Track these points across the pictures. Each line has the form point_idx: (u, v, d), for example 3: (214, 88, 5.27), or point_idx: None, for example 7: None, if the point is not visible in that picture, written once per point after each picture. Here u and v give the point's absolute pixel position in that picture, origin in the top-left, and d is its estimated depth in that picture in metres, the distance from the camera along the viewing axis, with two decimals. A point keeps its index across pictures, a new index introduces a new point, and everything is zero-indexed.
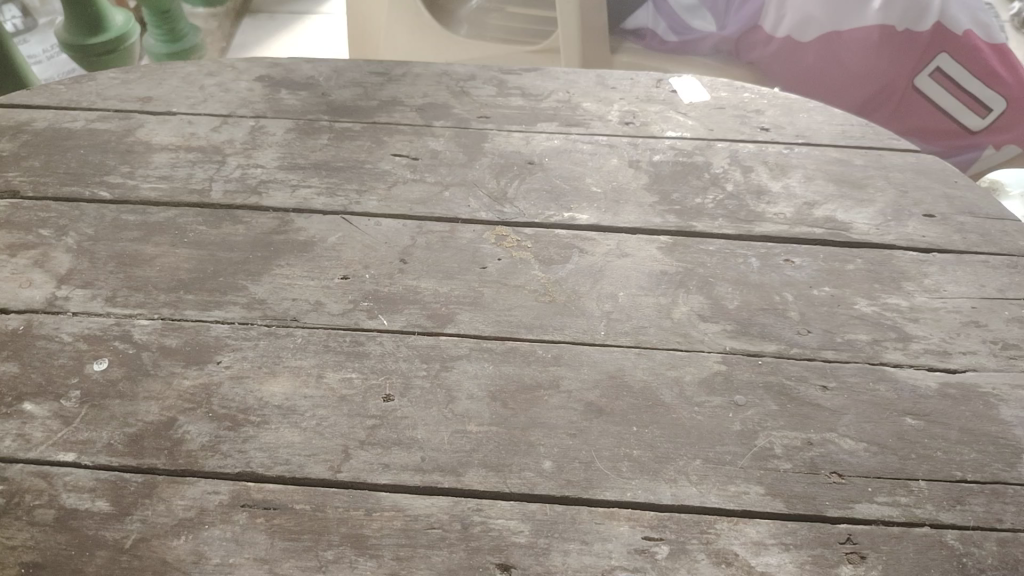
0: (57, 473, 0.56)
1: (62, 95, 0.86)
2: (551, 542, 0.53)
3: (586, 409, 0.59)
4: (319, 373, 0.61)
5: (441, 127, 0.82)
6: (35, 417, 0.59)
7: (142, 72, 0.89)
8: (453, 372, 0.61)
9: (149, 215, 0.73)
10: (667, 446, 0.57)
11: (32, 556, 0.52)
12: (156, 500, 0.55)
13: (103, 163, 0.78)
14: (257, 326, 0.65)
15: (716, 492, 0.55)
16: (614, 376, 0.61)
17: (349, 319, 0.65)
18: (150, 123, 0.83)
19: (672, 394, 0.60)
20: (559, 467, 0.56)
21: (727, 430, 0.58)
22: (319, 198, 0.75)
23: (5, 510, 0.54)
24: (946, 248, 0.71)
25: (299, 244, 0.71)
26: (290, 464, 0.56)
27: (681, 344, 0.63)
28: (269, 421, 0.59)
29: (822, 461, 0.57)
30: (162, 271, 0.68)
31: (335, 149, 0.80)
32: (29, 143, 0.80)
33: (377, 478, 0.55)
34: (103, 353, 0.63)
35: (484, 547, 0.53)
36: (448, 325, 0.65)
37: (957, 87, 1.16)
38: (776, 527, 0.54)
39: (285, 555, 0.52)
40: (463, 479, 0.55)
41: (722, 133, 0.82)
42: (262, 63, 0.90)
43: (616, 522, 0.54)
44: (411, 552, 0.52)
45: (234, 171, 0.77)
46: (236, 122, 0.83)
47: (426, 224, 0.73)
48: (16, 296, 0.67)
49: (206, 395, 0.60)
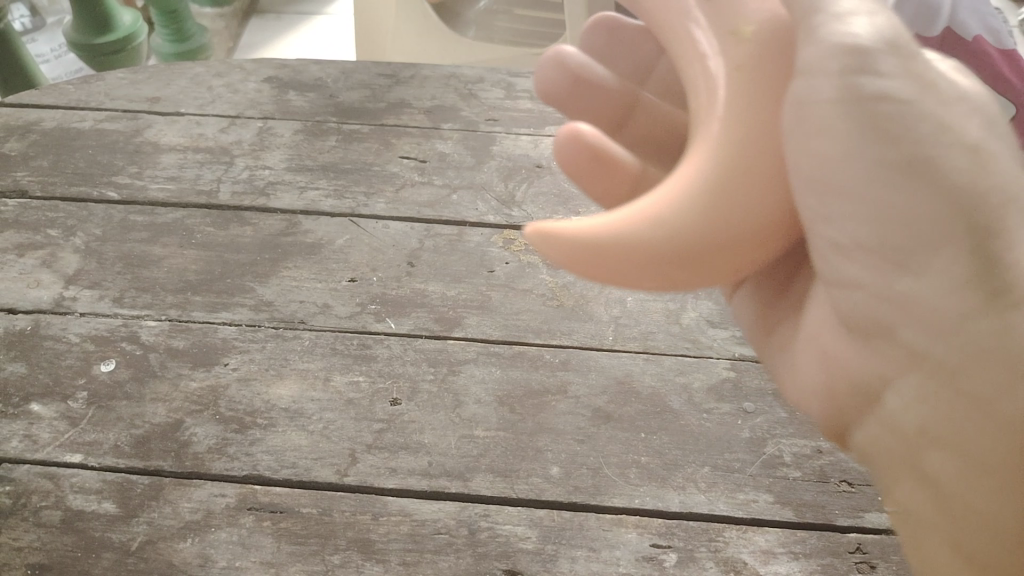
0: (63, 474, 0.56)
1: (71, 95, 0.86)
2: (559, 548, 0.53)
3: (594, 415, 0.59)
4: (327, 376, 0.61)
5: (449, 129, 0.82)
6: (42, 418, 0.59)
7: (151, 72, 0.89)
8: (460, 376, 0.61)
9: (157, 215, 0.73)
10: (675, 453, 0.57)
11: (38, 557, 0.52)
12: (163, 503, 0.54)
13: (111, 164, 0.78)
14: (264, 329, 0.64)
15: (725, 500, 0.55)
16: (622, 382, 0.61)
17: (356, 322, 0.65)
18: (159, 123, 0.83)
19: (680, 400, 0.60)
20: (567, 474, 0.56)
21: (735, 437, 0.58)
22: (327, 200, 0.75)
23: (11, 511, 0.54)
24: None
25: (307, 246, 0.71)
26: (297, 468, 0.56)
27: (689, 349, 0.63)
28: (276, 424, 0.58)
29: (832, 469, 0.56)
30: (170, 272, 0.68)
31: (344, 151, 0.80)
32: (38, 143, 0.80)
33: (385, 482, 0.55)
34: (110, 354, 0.63)
35: (491, 553, 0.52)
36: (456, 328, 0.64)
37: None
38: (785, 535, 0.53)
39: (292, 559, 0.52)
40: (471, 484, 0.55)
41: None
42: (270, 64, 0.90)
43: (624, 529, 0.53)
44: (418, 557, 0.52)
45: (242, 173, 0.77)
46: (245, 123, 0.83)
47: (435, 227, 0.72)
48: (24, 296, 0.67)
49: (214, 397, 0.60)
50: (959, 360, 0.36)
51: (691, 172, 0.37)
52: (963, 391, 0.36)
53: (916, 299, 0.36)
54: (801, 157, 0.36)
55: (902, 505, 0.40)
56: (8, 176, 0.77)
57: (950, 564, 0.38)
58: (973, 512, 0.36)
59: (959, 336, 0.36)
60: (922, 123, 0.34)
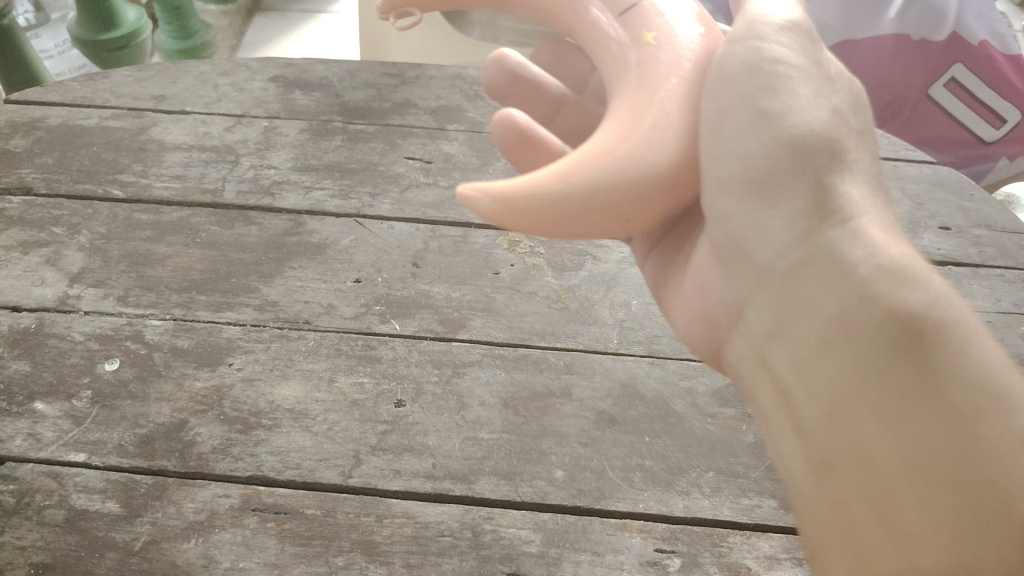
0: (67, 474, 0.56)
1: (76, 92, 0.86)
2: (563, 552, 0.53)
3: (598, 419, 0.59)
4: (331, 377, 0.61)
5: (455, 130, 0.82)
6: (46, 417, 0.59)
7: (156, 70, 0.89)
8: (465, 378, 0.61)
9: (162, 214, 0.73)
10: (680, 457, 0.57)
11: (42, 557, 0.52)
12: (166, 503, 0.54)
13: (116, 162, 0.78)
14: (269, 329, 0.64)
15: (729, 505, 0.55)
16: (626, 385, 0.61)
17: (361, 323, 0.65)
18: (164, 121, 0.82)
19: (685, 405, 0.60)
20: (571, 477, 0.56)
21: (740, 442, 0.58)
22: (332, 200, 0.75)
23: (14, 510, 0.54)
24: (962, 261, 0.71)
25: (312, 246, 0.71)
26: (301, 469, 0.56)
27: (694, 353, 0.63)
28: (281, 425, 0.58)
29: None
30: (174, 271, 0.68)
31: (349, 151, 0.79)
32: (42, 140, 0.80)
33: (389, 484, 0.55)
34: (115, 353, 0.63)
35: (495, 556, 0.52)
36: (460, 330, 0.64)
37: (970, 97, 1.14)
38: (789, 541, 0.53)
39: (296, 561, 0.52)
40: (475, 487, 0.55)
41: None
42: (275, 63, 0.90)
43: (628, 533, 0.53)
44: (422, 560, 0.52)
45: (247, 172, 0.77)
46: (250, 122, 0.83)
47: (439, 228, 0.72)
48: (28, 294, 0.67)
49: (218, 397, 0.60)
50: (798, 272, 0.41)
51: (618, 133, 0.41)
52: (799, 297, 0.41)
53: (765, 226, 0.43)
54: (683, 117, 0.43)
55: (759, 408, 0.44)
56: (12, 174, 0.77)
57: (807, 486, 0.40)
58: (806, 403, 0.40)
59: (796, 248, 0.42)
60: (776, 95, 0.43)
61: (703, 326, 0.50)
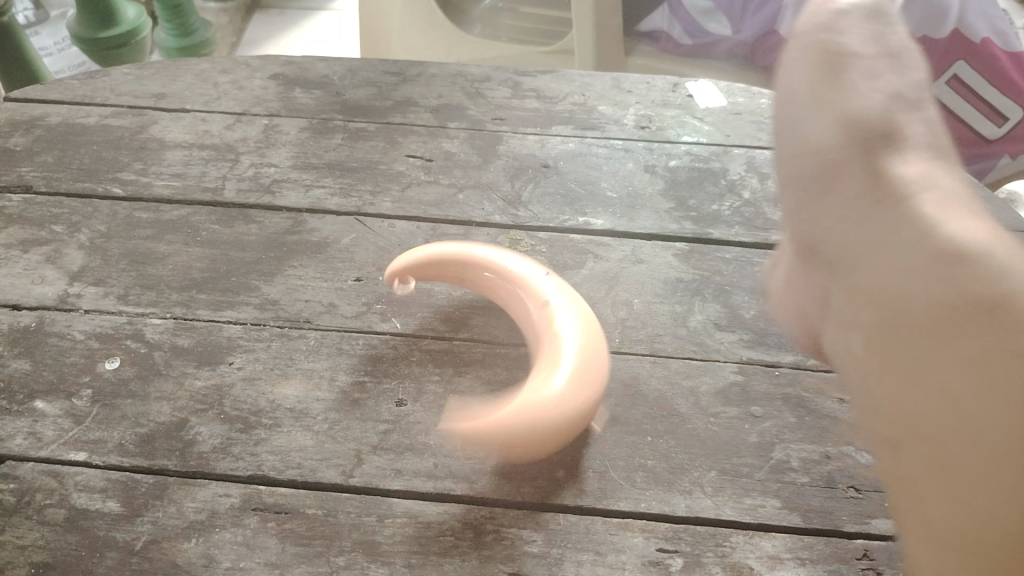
0: (67, 473, 0.56)
1: (76, 90, 0.85)
2: (565, 552, 0.52)
3: (600, 418, 0.59)
4: (332, 376, 0.61)
5: (456, 128, 0.82)
6: (47, 415, 0.59)
7: (156, 68, 0.89)
8: (466, 378, 0.61)
9: (162, 213, 0.73)
10: (682, 457, 0.57)
11: (42, 556, 0.52)
12: (167, 502, 0.54)
13: (116, 160, 0.78)
14: (269, 328, 0.64)
15: (732, 505, 0.54)
16: (628, 384, 0.61)
17: (362, 322, 0.64)
18: (164, 119, 0.82)
19: (687, 404, 0.60)
20: (573, 477, 0.55)
21: (743, 441, 0.58)
22: (333, 199, 0.74)
23: (15, 509, 0.54)
24: None
25: (313, 245, 0.70)
26: (302, 468, 0.56)
27: (696, 352, 0.63)
28: (282, 424, 0.58)
29: (839, 475, 0.56)
30: (175, 270, 0.68)
31: (350, 149, 0.79)
32: (42, 138, 0.80)
33: (390, 484, 0.55)
34: (115, 352, 0.62)
35: (497, 556, 0.52)
36: (461, 329, 0.64)
37: (973, 95, 1.13)
38: (792, 541, 0.53)
39: (297, 561, 0.52)
40: (477, 487, 0.55)
41: (738, 138, 0.81)
42: (276, 61, 0.90)
43: (630, 533, 0.53)
44: (423, 559, 0.52)
45: (247, 170, 0.77)
46: (250, 120, 0.82)
47: (441, 226, 0.72)
48: (28, 292, 0.67)
49: (218, 396, 0.60)
50: (934, 305, 0.45)
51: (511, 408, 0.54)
52: (897, 314, 0.47)
53: (892, 256, 0.49)
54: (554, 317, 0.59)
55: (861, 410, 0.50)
56: (12, 172, 0.77)
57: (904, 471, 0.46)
58: (910, 406, 0.45)
59: (952, 292, 0.45)
60: None
61: (800, 320, 0.60)
